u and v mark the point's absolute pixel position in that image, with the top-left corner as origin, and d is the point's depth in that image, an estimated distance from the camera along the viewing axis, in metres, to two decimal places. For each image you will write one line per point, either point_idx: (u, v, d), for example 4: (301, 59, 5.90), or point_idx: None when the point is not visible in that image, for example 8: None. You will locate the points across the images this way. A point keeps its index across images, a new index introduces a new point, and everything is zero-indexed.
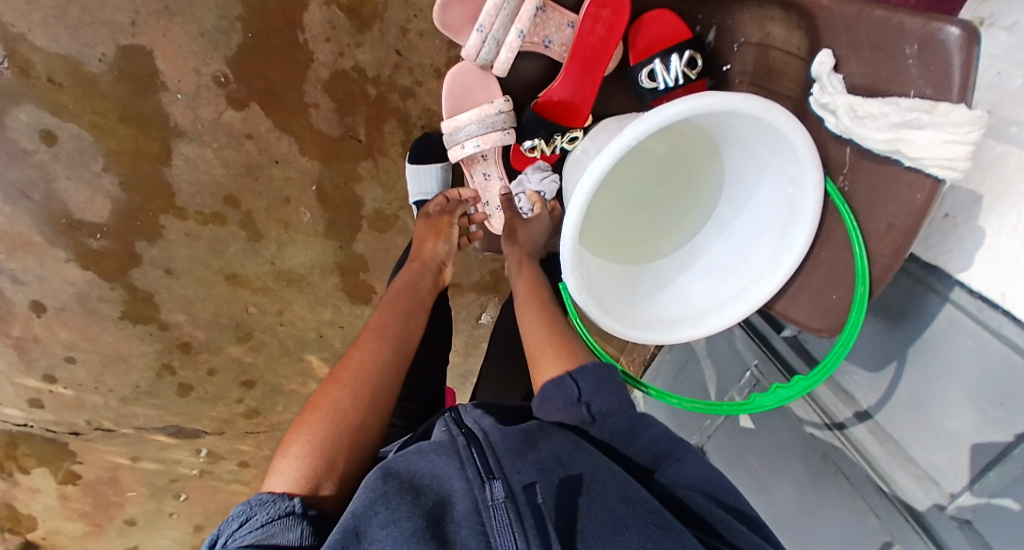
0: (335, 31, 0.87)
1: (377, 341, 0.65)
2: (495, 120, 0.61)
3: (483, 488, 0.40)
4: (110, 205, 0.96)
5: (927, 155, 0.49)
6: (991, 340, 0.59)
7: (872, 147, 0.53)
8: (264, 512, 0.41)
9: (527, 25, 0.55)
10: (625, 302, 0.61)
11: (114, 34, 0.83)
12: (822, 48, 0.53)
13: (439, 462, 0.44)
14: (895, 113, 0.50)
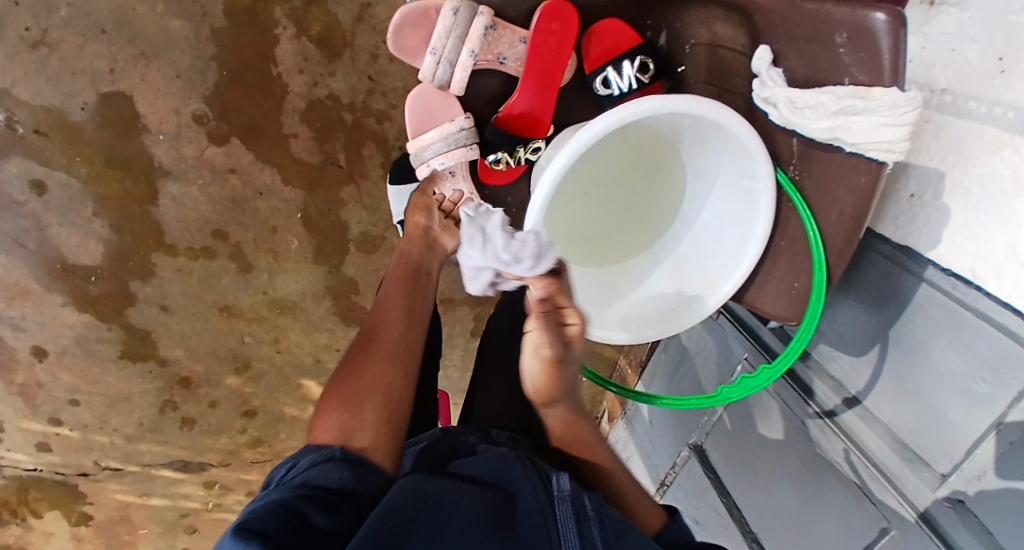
0: (307, 62, 0.89)
1: (410, 287, 0.59)
2: (457, 139, 0.60)
3: (548, 485, 0.44)
4: (102, 247, 0.98)
5: (866, 139, 0.51)
6: (965, 314, 0.60)
7: (813, 134, 0.55)
8: (307, 458, 0.41)
9: (479, 44, 0.54)
10: (594, 303, 0.63)
11: (94, 82, 0.86)
12: (760, 44, 0.56)
13: (499, 467, 0.47)
14: (832, 101, 0.52)
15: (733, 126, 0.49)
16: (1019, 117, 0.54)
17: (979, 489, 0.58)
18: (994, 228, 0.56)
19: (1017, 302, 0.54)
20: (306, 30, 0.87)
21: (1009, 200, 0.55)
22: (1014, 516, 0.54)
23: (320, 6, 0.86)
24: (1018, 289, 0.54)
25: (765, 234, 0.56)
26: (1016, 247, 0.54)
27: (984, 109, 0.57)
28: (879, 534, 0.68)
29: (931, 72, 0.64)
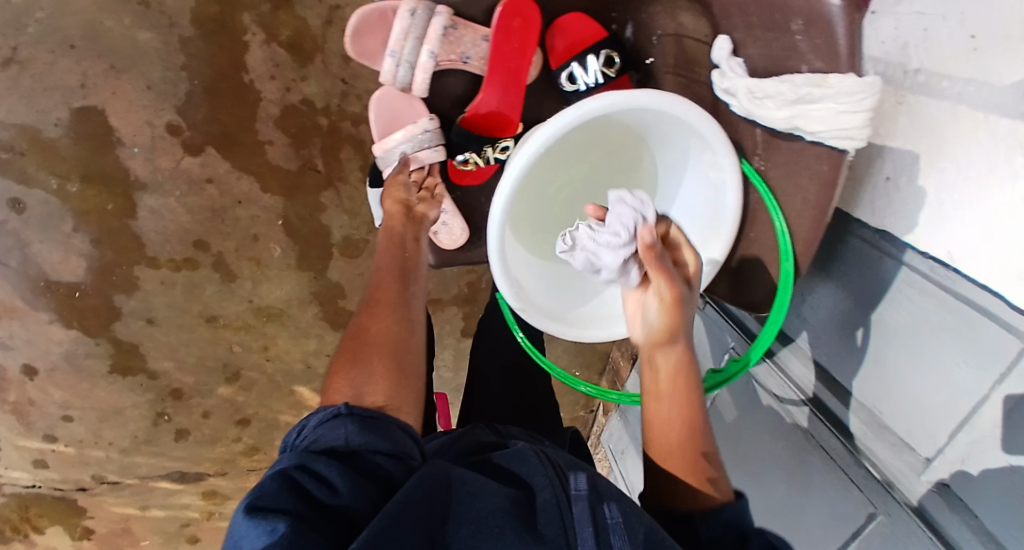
0: (279, 68, 0.88)
1: (404, 250, 0.55)
2: (422, 140, 0.59)
3: (564, 484, 0.41)
4: (84, 263, 0.98)
5: (827, 127, 0.47)
6: (945, 298, 0.59)
7: (772, 124, 0.53)
8: (315, 419, 0.40)
9: (438, 45, 0.53)
10: (564, 302, 0.62)
11: (65, 97, 0.85)
12: (721, 34, 0.55)
13: (519, 459, 0.44)
14: (790, 90, 0.49)
15: (691, 119, 0.49)
16: (992, 96, 0.53)
17: (963, 472, 0.58)
18: (970, 210, 0.56)
19: (995, 286, 0.54)
20: (276, 36, 0.87)
21: (985, 181, 0.54)
22: (999, 499, 0.54)
23: (289, 12, 0.86)
24: (996, 271, 0.53)
25: (735, 224, 0.56)
26: (992, 228, 0.53)
27: (957, 89, 0.56)
28: (866, 519, 0.68)
29: (902, 53, 0.63)
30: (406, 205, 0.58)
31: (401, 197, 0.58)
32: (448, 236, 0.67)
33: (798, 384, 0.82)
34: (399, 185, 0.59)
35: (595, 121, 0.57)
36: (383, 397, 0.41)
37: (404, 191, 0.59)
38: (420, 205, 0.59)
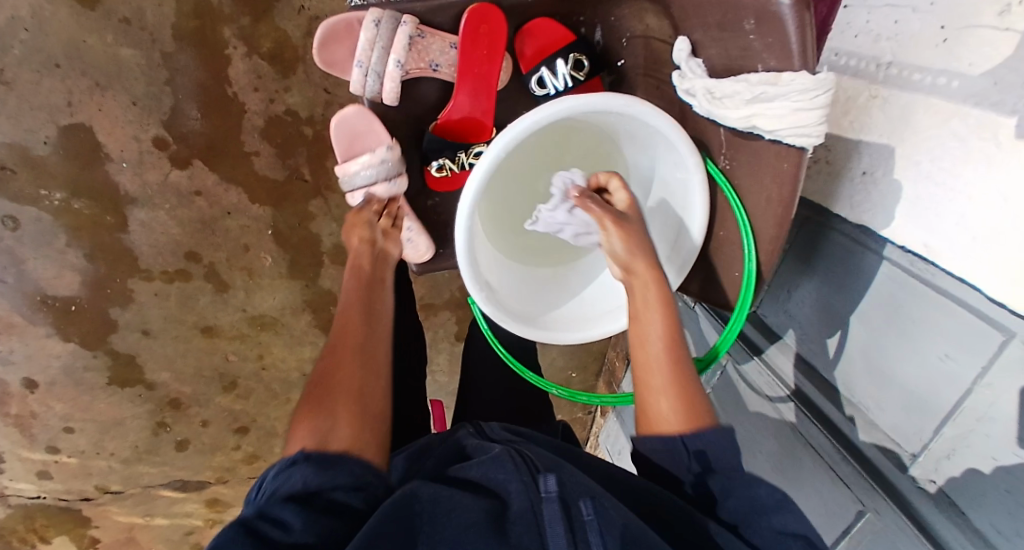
0: (261, 80, 0.89)
1: (370, 288, 0.53)
2: (378, 168, 0.60)
3: (537, 485, 0.41)
4: (79, 277, 0.99)
5: (783, 125, 0.45)
6: (928, 291, 0.58)
7: (729, 123, 0.51)
8: (270, 478, 0.36)
9: (405, 53, 0.53)
10: (534, 305, 0.61)
11: (53, 115, 0.86)
12: (681, 35, 0.53)
13: (491, 466, 0.44)
14: (746, 89, 0.47)
15: (653, 120, 0.48)
16: (963, 86, 0.53)
17: (949, 468, 0.57)
18: (946, 202, 0.55)
19: (976, 279, 0.53)
20: (257, 48, 0.87)
21: (955, 172, 0.54)
22: (987, 495, 0.53)
23: (269, 24, 0.86)
24: (975, 264, 0.53)
25: (703, 224, 0.55)
26: (968, 221, 0.53)
27: (928, 80, 0.56)
28: (856, 516, 0.67)
29: (875, 47, 0.63)
30: (372, 243, 0.56)
31: (366, 235, 0.56)
32: (413, 252, 0.66)
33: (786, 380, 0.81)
34: (363, 222, 0.57)
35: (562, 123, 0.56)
36: (349, 442, 0.39)
37: (369, 228, 0.57)
38: (387, 241, 0.57)
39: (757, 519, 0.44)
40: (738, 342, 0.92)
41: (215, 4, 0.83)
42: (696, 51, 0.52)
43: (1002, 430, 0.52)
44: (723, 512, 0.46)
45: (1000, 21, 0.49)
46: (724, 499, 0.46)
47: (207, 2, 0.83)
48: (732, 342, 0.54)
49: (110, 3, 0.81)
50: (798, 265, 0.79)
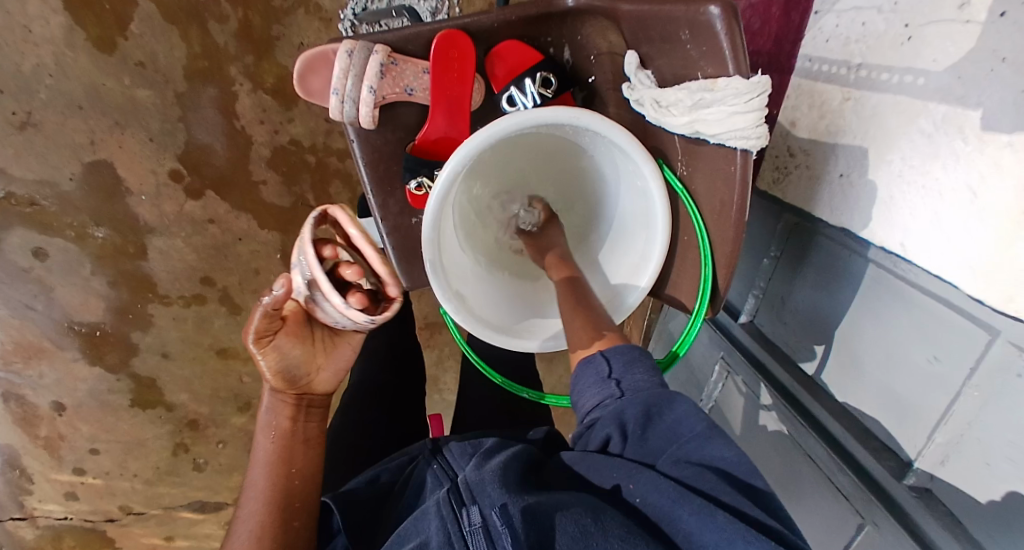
0: (266, 113, 0.94)
1: (293, 438, 0.50)
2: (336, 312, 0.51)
3: (456, 517, 0.45)
4: (102, 303, 1.05)
5: (724, 129, 0.47)
6: (911, 290, 0.58)
7: (677, 130, 0.52)
8: None
9: (376, 81, 0.57)
10: (510, 316, 0.63)
11: (77, 153, 0.93)
12: (630, 49, 0.54)
13: (421, 520, 0.47)
14: (688, 96, 0.49)
15: (602, 129, 0.50)
16: (930, 83, 0.52)
17: (944, 472, 0.56)
18: (916, 200, 0.55)
19: (955, 279, 0.52)
20: (261, 83, 0.93)
21: (925, 167, 0.54)
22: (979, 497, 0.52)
23: (271, 61, 0.91)
24: (949, 260, 0.52)
25: (667, 229, 0.55)
26: (937, 222, 0.53)
27: (897, 79, 0.56)
28: (856, 530, 0.65)
29: (844, 52, 0.63)
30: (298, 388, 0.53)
31: (281, 372, 0.52)
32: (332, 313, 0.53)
33: (782, 391, 0.79)
34: (280, 349, 0.52)
35: (522, 138, 0.59)
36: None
37: (283, 363, 0.52)
38: (311, 385, 0.54)
39: (672, 449, 0.45)
40: (733, 350, 0.90)
41: (220, 45, 0.89)
42: (654, 61, 0.54)
43: (995, 429, 0.51)
44: (647, 450, 0.47)
45: (962, 14, 0.49)
46: (649, 435, 0.47)
47: (213, 43, 0.89)
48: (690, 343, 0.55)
49: (125, 48, 0.88)
50: (790, 270, 0.78)
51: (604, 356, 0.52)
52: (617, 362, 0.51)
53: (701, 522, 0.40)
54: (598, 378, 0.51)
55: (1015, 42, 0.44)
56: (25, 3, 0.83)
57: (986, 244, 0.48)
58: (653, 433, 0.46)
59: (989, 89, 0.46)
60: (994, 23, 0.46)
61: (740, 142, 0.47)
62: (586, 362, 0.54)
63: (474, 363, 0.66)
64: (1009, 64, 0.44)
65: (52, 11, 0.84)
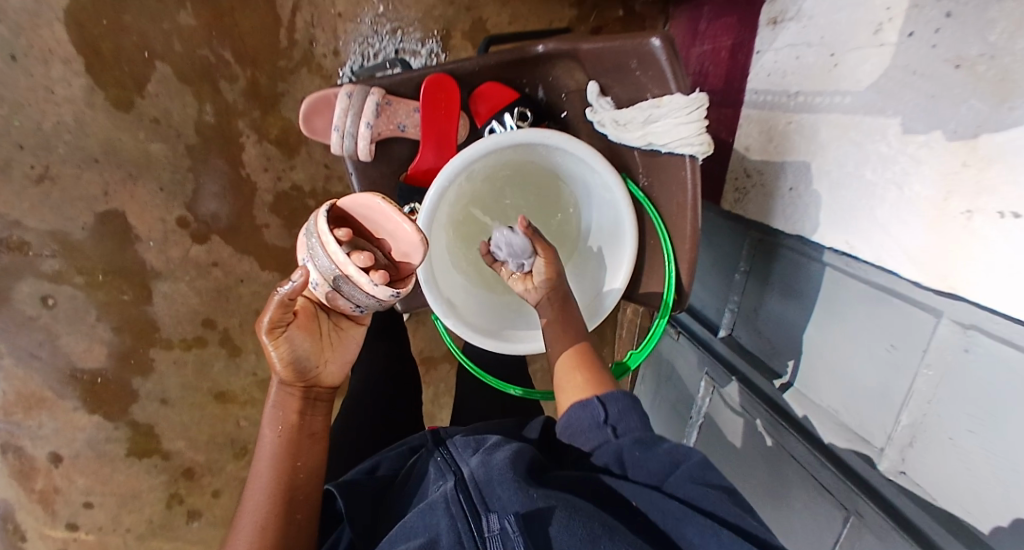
0: (270, 161, 1.02)
1: (301, 433, 0.51)
2: (361, 293, 0.51)
3: (466, 516, 0.47)
4: (106, 350, 1.09)
5: (673, 138, 0.57)
6: (863, 286, 0.64)
7: (633, 143, 0.61)
8: None
9: (373, 118, 0.64)
10: (497, 324, 0.69)
11: (91, 204, 0.99)
12: (590, 80, 0.62)
13: (426, 512, 0.48)
14: (640, 113, 0.58)
15: (568, 147, 0.58)
16: (855, 100, 0.61)
17: (910, 467, 0.60)
18: (855, 202, 0.61)
19: (895, 268, 0.58)
20: (266, 135, 1.01)
21: (858, 172, 0.61)
22: (949, 484, 0.55)
23: (276, 114, 1.00)
24: (887, 251, 0.58)
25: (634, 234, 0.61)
26: (872, 220, 0.59)
27: (827, 101, 0.64)
28: (842, 523, 0.68)
29: (784, 81, 0.72)
30: (306, 381, 0.52)
31: (291, 364, 0.51)
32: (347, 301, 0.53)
33: (766, 400, 0.82)
34: (292, 341, 0.50)
35: (503, 162, 0.66)
36: None
37: (296, 355, 0.50)
38: (319, 378, 0.53)
39: (673, 474, 0.49)
40: (716, 365, 0.94)
41: (230, 102, 0.98)
42: (612, 89, 0.62)
43: (947, 405, 0.55)
44: (650, 473, 0.50)
45: (876, 38, 0.58)
46: (649, 462, 0.50)
47: (223, 100, 0.98)
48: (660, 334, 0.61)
49: (142, 106, 0.96)
50: (758, 283, 0.84)
51: (601, 401, 0.54)
52: (613, 407, 0.54)
53: (707, 541, 0.44)
54: (598, 424, 0.53)
55: (921, 57, 0.52)
56: (51, 69, 0.92)
57: (915, 230, 0.54)
58: (653, 462, 0.50)
59: (902, 100, 0.55)
60: (903, 43, 0.54)
61: (688, 149, 0.57)
62: (580, 407, 0.55)
63: (464, 364, 0.70)
64: (920, 75, 0.53)
65: (74, 74, 0.92)
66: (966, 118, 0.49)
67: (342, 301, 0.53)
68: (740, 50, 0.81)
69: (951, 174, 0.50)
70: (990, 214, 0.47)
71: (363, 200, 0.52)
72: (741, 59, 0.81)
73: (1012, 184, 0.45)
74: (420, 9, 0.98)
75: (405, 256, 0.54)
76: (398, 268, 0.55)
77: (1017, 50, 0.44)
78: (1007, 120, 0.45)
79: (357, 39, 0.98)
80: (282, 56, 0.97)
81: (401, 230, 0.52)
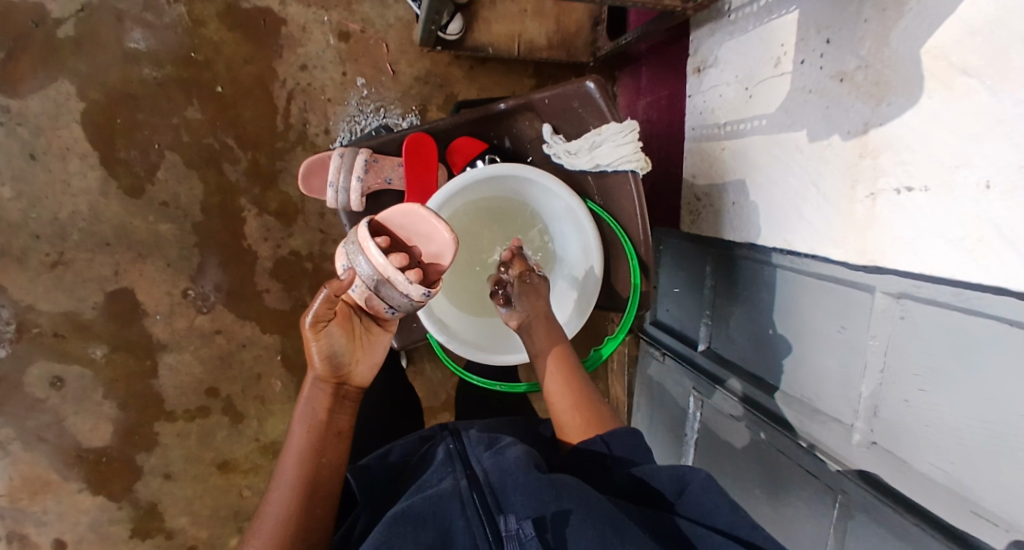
0: (270, 231, 1.11)
1: (326, 429, 0.56)
2: (397, 293, 0.56)
3: (480, 513, 0.49)
4: (111, 426, 1.11)
5: (616, 157, 0.71)
6: (809, 280, 0.72)
7: (582, 167, 0.74)
8: None
9: (363, 173, 0.74)
10: (486, 343, 0.76)
11: (102, 284, 1.07)
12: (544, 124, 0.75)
13: (437, 499, 0.50)
14: (585, 141, 0.71)
15: (531, 176, 0.68)
16: (768, 122, 0.72)
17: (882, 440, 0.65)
18: (785, 205, 0.71)
19: (827, 255, 0.66)
20: (266, 208, 1.10)
21: (778, 182, 0.71)
22: (916, 446, 0.61)
23: (275, 189, 1.10)
24: (819, 242, 0.67)
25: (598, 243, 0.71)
26: (799, 219, 0.69)
27: (749, 126, 0.76)
28: (833, 506, 0.70)
29: (713, 116, 0.84)
30: (338, 377, 0.59)
31: (327, 359, 0.58)
32: (384, 304, 0.57)
33: (746, 400, 0.87)
34: (331, 336, 0.57)
35: (478, 196, 0.75)
36: None
37: (333, 350, 0.58)
38: (350, 375, 0.59)
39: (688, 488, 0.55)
40: (699, 378, 0.99)
41: (233, 181, 1.08)
42: (563, 129, 0.75)
43: (898, 370, 0.61)
44: (666, 490, 0.56)
45: (777, 70, 0.70)
46: (660, 479, 0.56)
47: (227, 180, 1.08)
48: (629, 327, 0.69)
49: (152, 192, 1.06)
50: (725, 294, 0.92)
51: (605, 442, 0.61)
52: (616, 445, 0.61)
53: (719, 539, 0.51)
54: (602, 462, 0.60)
55: (813, 78, 0.64)
56: (69, 164, 1.02)
57: (834, 218, 0.63)
58: (664, 478, 0.56)
59: (805, 115, 0.65)
60: (797, 69, 0.66)
61: (630, 164, 0.71)
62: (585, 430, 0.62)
63: (461, 378, 0.76)
64: (815, 92, 0.64)
65: (90, 167, 1.03)
66: (855, 120, 0.59)
67: (380, 303, 0.57)
68: (677, 96, 0.94)
69: (853, 166, 0.60)
70: (890, 193, 0.56)
71: (403, 209, 0.58)
72: (679, 104, 0.93)
73: (900, 164, 0.55)
74: (399, 89, 1.12)
75: (436, 256, 0.60)
76: (429, 270, 0.60)
77: (886, 58, 0.55)
78: (888, 114, 0.55)
79: (345, 118, 1.11)
80: (279, 138, 1.09)
81: (437, 234, 0.58)
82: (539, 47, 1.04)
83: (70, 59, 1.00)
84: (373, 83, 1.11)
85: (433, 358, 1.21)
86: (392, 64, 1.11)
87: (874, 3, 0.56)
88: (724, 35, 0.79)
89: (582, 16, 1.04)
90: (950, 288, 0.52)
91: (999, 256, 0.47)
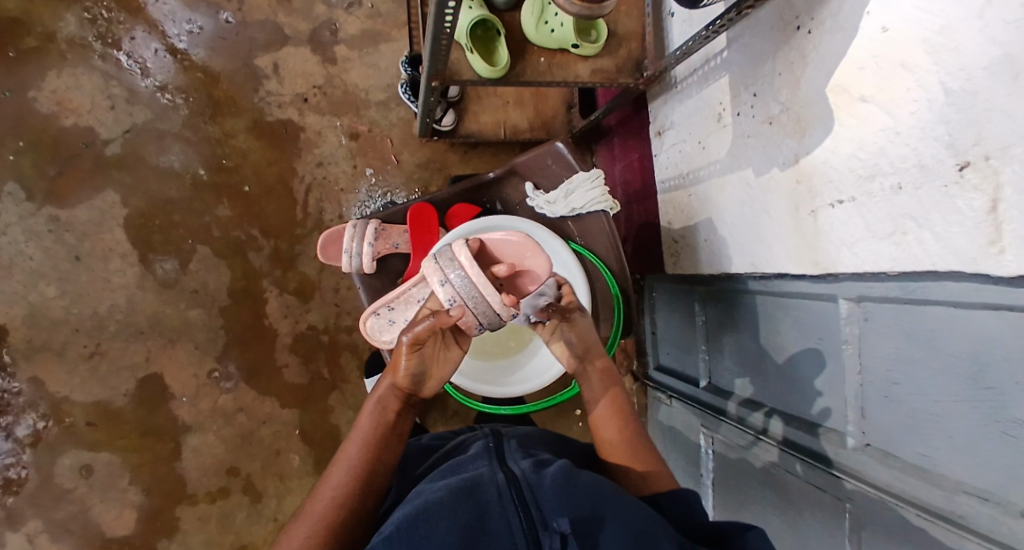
0: (290, 309, 1.20)
1: (389, 429, 0.62)
2: (490, 312, 0.64)
3: (517, 504, 0.50)
4: (135, 514, 1.13)
5: (587, 202, 0.82)
6: (778, 298, 0.79)
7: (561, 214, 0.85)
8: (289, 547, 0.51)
9: (373, 239, 0.84)
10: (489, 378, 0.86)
11: (134, 371, 1.14)
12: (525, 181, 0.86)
13: (473, 484, 0.52)
14: (561, 190, 0.83)
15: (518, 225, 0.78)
16: (720, 166, 0.84)
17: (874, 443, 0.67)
18: (745, 234, 0.81)
19: (789, 271, 0.74)
20: (285, 288, 1.20)
21: (737, 216, 0.82)
22: (907, 438, 0.62)
23: (294, 270, 1.21)
24: (782, 261, 0.75)
25: (584, 282, 0.81)
26: (759, 245, 0.78)
27: (705, 172, 0.87)
28: (842, 518, 0.69)
29: (676, 169, 0.96)
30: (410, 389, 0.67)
31: (409, 373, 0.66)
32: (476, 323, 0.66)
33: (747, 426, 0.89)
34: (419, 354, 0.66)
35: None
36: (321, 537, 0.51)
37: (419, 367, 0.67)
38: (420, 390, 0.68)
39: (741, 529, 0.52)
40: (705, 414, 1.01)
41: (256, 267, 1.20)
42: (543, 184, 0.87)
43: (873, 364, 0.65)
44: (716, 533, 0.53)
45: (720, 123, 0.82)
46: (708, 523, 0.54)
47: (251, 266, 1.20)
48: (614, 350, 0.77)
49: (183, 282, 1.17)
50: (715, 326, 0.97)
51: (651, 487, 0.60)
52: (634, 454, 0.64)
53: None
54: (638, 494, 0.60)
55: (749, 124, 0.76)
56: (110, 263, 1.15)
57: (787, 236, 0.72)
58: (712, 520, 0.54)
59: (749, 155, 0.77)
60: (736, 120, 0.78)
61: (601, 206, 0.82)
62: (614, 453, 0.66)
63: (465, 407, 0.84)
64: (752, 136, 0.76)
65: (129, 264, 1.15)
66: (786, 152, 0.70)
67: (472, 321, 0.66)
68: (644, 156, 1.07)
69: (792, 190, 0.70)
70: (826, 207, 0.65)
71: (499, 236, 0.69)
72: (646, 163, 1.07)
73: (829, 183, 0.64)
74: (403, 175, 1.26)
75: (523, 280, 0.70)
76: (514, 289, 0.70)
77: (802, 100, 0.66)
78: (811, 143, 0.66)
79: (356, 204, 1.24)
80: (298, 226, 1.22)
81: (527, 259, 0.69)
82: (523, 128, 1.18)
83: (117, 174, 1.16)
84: (380, 172, 1.25)
85: (446, 422, 1.24)
86: (396, 154, 1.26)
87: (783, 60, 0.68)
88: (673, 103, 0.94)
89: (557, 102, 1.20)
90: (896, 283, 0.59)
91: (921, 244, 0.54)
